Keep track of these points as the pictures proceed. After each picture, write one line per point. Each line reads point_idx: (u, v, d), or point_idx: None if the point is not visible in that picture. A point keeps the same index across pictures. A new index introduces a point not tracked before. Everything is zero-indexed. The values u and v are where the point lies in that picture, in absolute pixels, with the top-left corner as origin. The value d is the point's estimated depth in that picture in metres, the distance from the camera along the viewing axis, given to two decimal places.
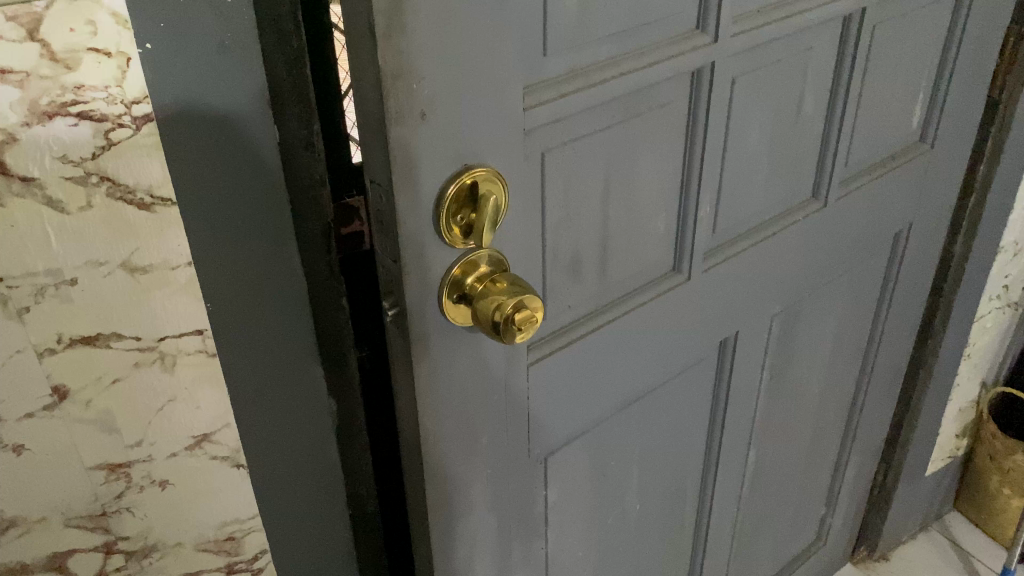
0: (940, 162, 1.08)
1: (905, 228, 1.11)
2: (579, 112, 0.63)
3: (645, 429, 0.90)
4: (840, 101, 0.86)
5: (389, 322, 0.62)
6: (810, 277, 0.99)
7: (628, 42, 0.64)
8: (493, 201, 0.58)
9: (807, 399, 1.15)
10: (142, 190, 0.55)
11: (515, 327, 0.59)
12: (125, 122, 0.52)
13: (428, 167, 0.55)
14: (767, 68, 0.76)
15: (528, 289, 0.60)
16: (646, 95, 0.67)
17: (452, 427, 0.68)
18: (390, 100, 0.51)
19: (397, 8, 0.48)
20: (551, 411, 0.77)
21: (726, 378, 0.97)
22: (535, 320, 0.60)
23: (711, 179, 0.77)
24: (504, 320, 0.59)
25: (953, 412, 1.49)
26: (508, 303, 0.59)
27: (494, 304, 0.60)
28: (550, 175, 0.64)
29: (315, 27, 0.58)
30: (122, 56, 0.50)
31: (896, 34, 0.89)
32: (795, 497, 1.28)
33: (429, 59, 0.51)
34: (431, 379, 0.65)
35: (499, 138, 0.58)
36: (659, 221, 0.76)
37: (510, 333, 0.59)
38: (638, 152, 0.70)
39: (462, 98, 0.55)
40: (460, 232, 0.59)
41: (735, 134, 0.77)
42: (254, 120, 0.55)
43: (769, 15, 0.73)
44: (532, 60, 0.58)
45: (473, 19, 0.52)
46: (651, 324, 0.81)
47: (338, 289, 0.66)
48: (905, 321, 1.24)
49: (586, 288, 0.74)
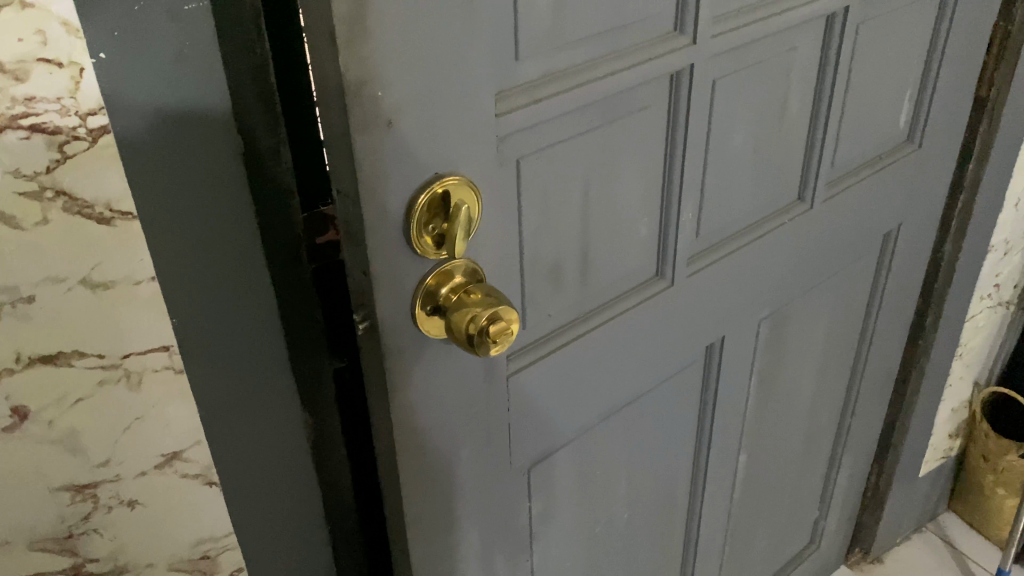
0: (929, 161, 1.07)
1: (894, 229, 1.09)
2: (554, 117, 0.62)
3: (631, 437, 0.89)
4: (825, 102, 0.85)
5: (361, 335, 0.60)
6: (798, 281, 0.98)
7: (603, 46, 0.63)
8: (466, 209, 0.56)
9: (798, 403, 1.14)
10: (101, 205, 0.53)
11: (490, 339, 0.57)
12: (80, 134, 0.51)
13: (397, 177, 0.53)
14: (749, 68, 0.74)
15: (504, 299, 0.59)
16: (624, 99, 0.66)
17: (430, 441, 0.66)
18: (353, 108, 0.49)
19: (358, 14, 0.46)
20: (534, 421, 0.75)
21: (714, 384, 0.95)
22: (510, 332, 0.58)
23: (694, 183, 0.76)
24: (479, 333, 0.57)
25: (946, 412, 1.48)
26: (482, 315, 0.58)
27: (468, 317, 0.59)
28: (525, 182, 0.63)
29: (284, 31, 0.55)
30: (74, 66, 0.49)
31: (881, 33, 0.88)
32: (787, 502, 1.27)
33: (393, 66, 0.50)
34: (407, 393, 0.63)
35: (471, 145, 0.57)
36: (640, 226, 0.75)
37: (485, 346, 0.58)
38: (617, 157, 0.68)
39: (431, 105, 0.53)
40: (432, 242, 0.57)
41: (717, 137, 0.75)
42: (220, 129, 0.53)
43: (749, 15, 0.72)
44: (503, 66, 0.57)
45: (439, 24, 0.51)
46: (635, 331, 0.79)
47: (313, 303, 0.63)
48: (896, 322, 1.22)
49: (567, 296, 0.72)
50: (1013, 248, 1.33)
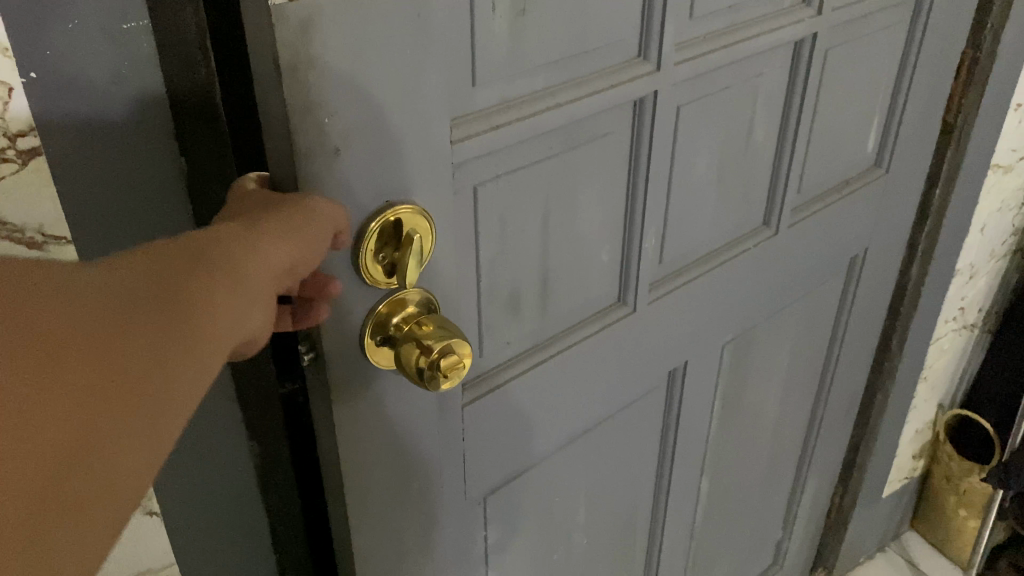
0: (896, 187, 1.06)
1: (860, 253, 1.09)
2: (512, 145, 0.60)
3: (591, 462, 0.87)
4: (792, 128, 0.84)
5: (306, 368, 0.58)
6: (763, 305, 0.97)
7: (564, 72, 0.61)
8: (419, 239, 0.54)
9: (762, 425, 1.13)
10: (32, 228, 0.51)
11: (440, 373, 0.55)
12: (9, 156, 0.48)
13: (344, 206, 0.51)
14: (715, 94, 0.73)
15: (457, 331, 0.57)
16: (585, 125, 0.64)
17: (380, 474, 0.64)
18: (297, 136, 0.47)
19: (304, 40, 0.44)
20: (489, 450, 0.73)
21: (676, 409, 0.94)
22: (462, 365, 0.56)
23: (657, 209, 0.74)
24: (429, 366, 0.56)
25: (909, 433, 1.48)
26: (432, 348, 0.56)
27: (418, 349, 0.57)
28: (482, 210, 0.61)
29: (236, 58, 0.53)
30: (3, 86, 0.46)
31: (849, 59, 0.87)
32: (751, 524, 1.26)
33: (341, 93, 0.47)
34: (354, 428, 0.60)
35: (424, 174, 0.55)
36: (602, 253, 0.73)
37: (434, 380, 0.56)
38: (578, 183, 0.66)
39: (381, 133, 0.51)
40: (383, 271, 0.55)
41: (681, 163, 0.74)
42: (156, 134, 0.52)
43: (715, 41, 0.70)
44: (459, 92, 0.55)
45: (391, 52, 0.49)
46: (595, 359, 0.78)
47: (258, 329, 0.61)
48: (862, 344, 1.22)
49: (525, 323, 0.70)
50: (978, 271, 1.33)
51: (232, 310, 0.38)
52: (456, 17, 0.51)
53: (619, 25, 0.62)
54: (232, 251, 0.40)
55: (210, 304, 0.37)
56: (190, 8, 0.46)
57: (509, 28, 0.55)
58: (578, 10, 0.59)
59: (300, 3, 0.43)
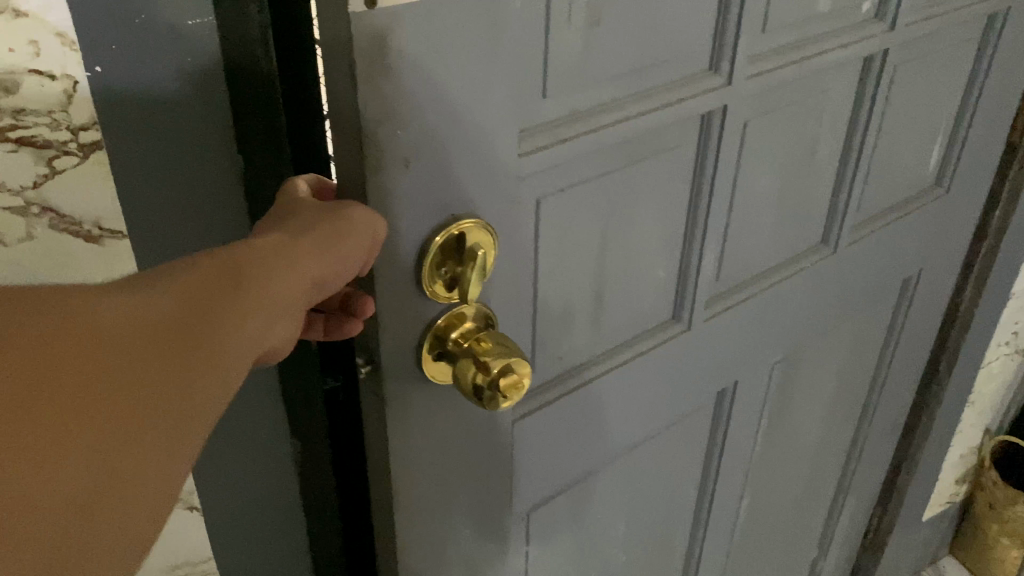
0: (956, 207, 1.03)
1: (914, 274, 1.06)
2: (577, 158, 0.58)
3: (633, 477, 0.85)
4: (856, 145, 0.82)
5: (363, 379, 0.57)
6: (814, 324, 0.94)
7: (632, 84, 0.59)
8: (482, 253, 0.53)
9: (805, 445, 1.11)
10: (89, 221, 0.50)
11: (500, 393, 0.54)
12: (71, 149, 0.47)
13: (410, 219, 0.50)
14: (781, 109, 0.71)
15: (516, 350, 0.56)
16: (650, 139, 0.63)
17: (428, 488, 0.63)
18: (367, 148, 0.46)
19: (380, 49, 0.43)
20: (536, 465, 0.72)
21: (722, 426, 0.92)
22: (522, 385, 0.55)
23: (717, 224, 0.72)
24: (489, 385, 0.55)
25: (953, 458, 1.44)
26: (493, 366, 0.55)
27: (477, 366, 0.56)
28: (543, 223, 0.59)
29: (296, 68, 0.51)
30: (67, 79, 0.46)
31: (917, 76, 0.84)
32: (785, 543, 1.23)
33: (414, 104, 0.46)
34: (407, 440, 0.59)
35: (489, 186, 0.53)
36: (658, 268, 0.71)
37: (494, 399, 0.55)
38: (639, 198, 0.65)
39: (450, 144, 0.50)
40: (444, 285, 0.54)
41: (743, 179, 0.72)
42: (218, 136, 0.51)
43: (786, 55, 0.68)
44: (529, 104, 0.53)
45: (464, 61, 0.47)
46: (646, 376, 0.76)
47: None
48: (910, 365, 1.19)
49: (578, 338, 0.69)
50: None
51: (253, 338, 0.37)
52: (530, 26, 0.50)
53: (691, 36, 0.60)
54: (257, 272, 0.38)
55: (226, 338, 0.35)
56: (253, 7, 0.47)
57: (582, 38, 0.54)
58: (651, 21, 0.57)
59: (379, 11, 0.42)
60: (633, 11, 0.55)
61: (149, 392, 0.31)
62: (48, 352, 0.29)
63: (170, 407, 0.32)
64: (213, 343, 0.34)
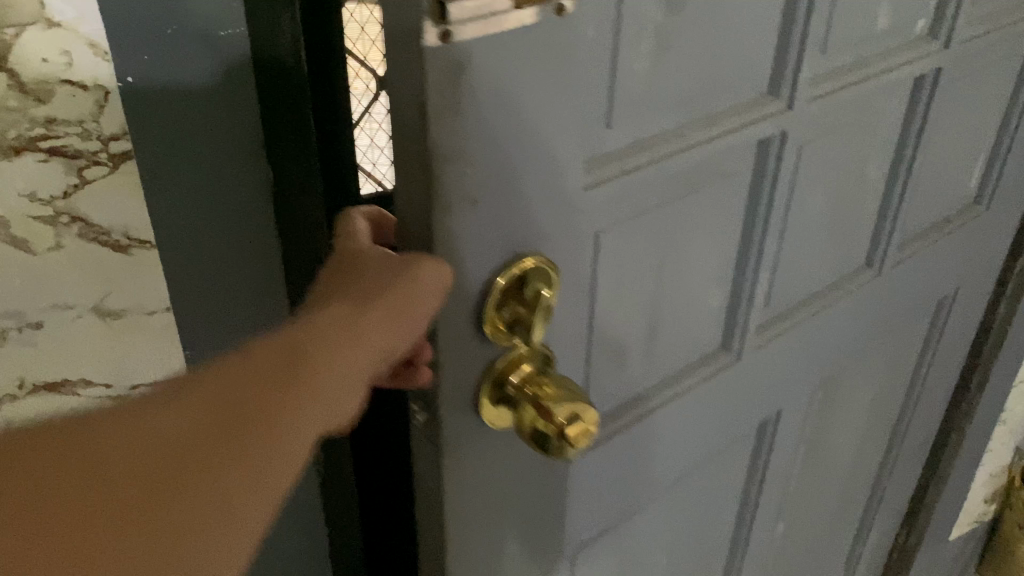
0: (992, 224, 1.01)
1: (950, 293, 1.04)
2: (642, 190, 0.53)
3: (676, 508, 0.83)
4: (901, 166, 0.80)
5: (418, 431, 0.51)
6: (853, 346, 0.92)
7: (698, 111, 0.55)
8: (546, 293, 0.48)
9: (836, 464, 1.09)
10: (118, 231, 0.50)
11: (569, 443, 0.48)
12: (101, 159, 0.47)
13: (473, 260, 0.45)
14: (831, 131, 0.69)
15: (583, 394, 0.50)
16: (712, 167, 0.58)
17: (486, 545, 0.57)
18: (434, 185, 0.41)
19: (449, 79, 0.38)
20: (587, 510, 0.67)
21: (760, 450, 0.90)
22: (591, 432, 0.49)
23: (770, 254, 0.69)
24: (558, 436, 0.48)
25: (982, 476, 1.42)
26: (559, 414, 0.48)
27: (541, 414, 0.49)
28: (603, 260, 0.54)
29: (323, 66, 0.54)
30: (99, 90, 0.46)
31: (964, 93, 0.82)
32: (813, 565, 1.21)
33: (480, 136, 0.41)
34: (460, 496, 0.53)
35: (557, 220, 0.48)
36: (710, 298, 0.67)
37: (561, 449, 0.48)
38: (695, 227, 0.60)
39: (517, 180, 0.44)
40: (505, 328, 0.48)
41: (795, 203, 0.70)
42: (244, 147, 0.50)
43: (840, 77, 0.66)
44: (594, 134, 0.48)
45: (535, 88, 0.42)
46: (696, 409, 0.72)
47: None
48: (942, 383, 1.17)
49: (631, 376, 0.64)
50: None
51: (298, 441, 0.35)
52: (600, 51, 0.45)
53: (753, 55, 0.56)
54: (308, 367, 0.36)
55: (265, 449, 0.34)
56: (286, 16, 0.45)
57: (649, 62, 0.49)
58: (720, 42, 0.53)
59: (453, 42, 0.37)
60: (697, 34, 0.51)
61: (181, 519, 0.31)
62: (62, 492, 0.29)
63: (205, 529, 0.32)
64: (251, 456, 0.33)
